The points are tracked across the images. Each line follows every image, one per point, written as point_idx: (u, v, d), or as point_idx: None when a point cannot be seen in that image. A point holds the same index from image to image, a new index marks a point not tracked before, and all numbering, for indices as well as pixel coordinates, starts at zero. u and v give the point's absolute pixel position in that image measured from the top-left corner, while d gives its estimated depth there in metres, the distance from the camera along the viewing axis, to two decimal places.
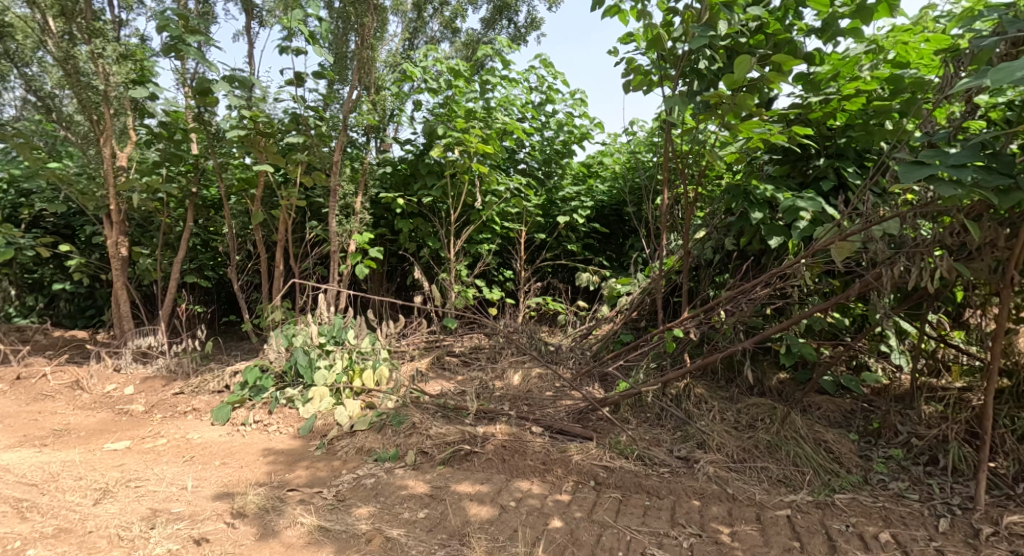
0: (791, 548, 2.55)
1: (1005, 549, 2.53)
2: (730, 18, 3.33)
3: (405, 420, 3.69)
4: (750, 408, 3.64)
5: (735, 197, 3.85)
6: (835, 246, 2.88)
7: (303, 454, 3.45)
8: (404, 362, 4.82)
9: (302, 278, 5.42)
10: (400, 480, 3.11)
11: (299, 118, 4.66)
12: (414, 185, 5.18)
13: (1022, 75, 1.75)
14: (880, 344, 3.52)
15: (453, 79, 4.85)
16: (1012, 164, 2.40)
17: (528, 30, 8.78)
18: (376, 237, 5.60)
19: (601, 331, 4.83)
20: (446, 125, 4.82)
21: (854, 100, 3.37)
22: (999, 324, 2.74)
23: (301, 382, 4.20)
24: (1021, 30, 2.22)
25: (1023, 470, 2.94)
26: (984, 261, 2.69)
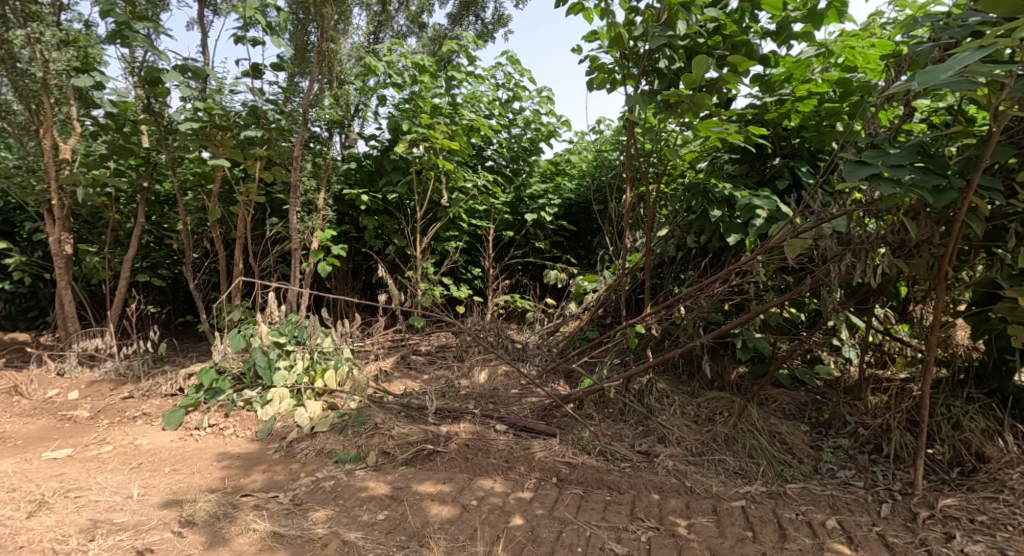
0: (744, 538, 2.62)
1: (941, 532, 2.64)
2: (688, 18, 3.39)
3: (367, 420, 3.65)
4: (710, 402, 3.72)
5: (695, 196, 3.92)
6: (787, 243, 2.97)
7: (261, 458, 3.38)
8: (368, 362, 4.77)
9: (262, 277, 5.30)
10: (361, 482, 3.07)
11: (258, 110, 4.52)
12: (379, 181, 5.09)
13: (945, 80, 1.80)
14: (832, 338, 3.64)
15: (419, 74, 4.78)
16: (946, 164, 2.50)
17: (495, 27, 8.75)
18: (339, 234, 5.51)
19: (568, 328, 4.88)
20: (411, 122, 4.76)
21: (806, 101, 3.48)
22: (938, 317, 2.86)
23: (260, 383, 4.11)
24: (954, 37, 2.33)
25: (958, 456, 3.08)
26: (923, 257, 2.81)
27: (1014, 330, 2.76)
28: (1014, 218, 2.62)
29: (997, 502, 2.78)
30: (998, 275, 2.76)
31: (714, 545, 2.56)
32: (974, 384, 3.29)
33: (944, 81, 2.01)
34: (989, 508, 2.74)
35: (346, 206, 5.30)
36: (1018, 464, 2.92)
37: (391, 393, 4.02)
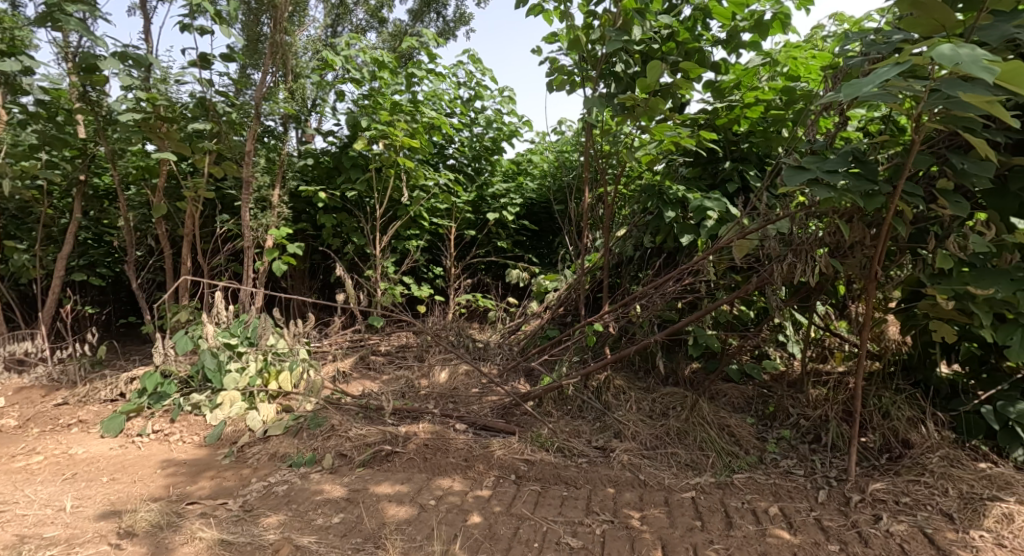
0: (694, 527, 2.71)
1: (871, 514, 2.80)
2: (643, 24, 3.49)
3: (322, 422, 3.61)
4: (664, 398, 3.81)
5: (650, 197, 4.03)
6: (735, 244, 3.12)
7: (209, 464, 3.30)
8: (325, 363, 4.70)
9: (211, 277, 5.16)
10: (316, 485, 3.04)
11: (207, 102, 4.33)
12: (336, 178, 5.02)
13: (867, 93, 1.91)
14: (778, 335, 3.89)
15: (378, 71, 4.71)
16: (876, 171, 2.65)
17: (457, 25, 8.73)
18: (296, 232, 5.40)
19: (529, 327, 4.92)
20: (370, 118, 4.70)
21: (753, 108, 3.63)
22: (868, 315, 3.01)
23: (210, 386, 4.01)
24: (879, 51, 2.47)
25: (888, 443, 3.27)
26: (856, 257, 2.96)
27: (935, 325, 2.97)
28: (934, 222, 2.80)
29: (920, 484, 2.96)
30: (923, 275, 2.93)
31: (665, 536, 2.64)
32: (904, 375, 3.50)
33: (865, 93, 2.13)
34: (913, 490, 2.92)
35: (302, 203, 5.20)
36: (938, 449, 3.12)
37: (348, 394, 3.98)
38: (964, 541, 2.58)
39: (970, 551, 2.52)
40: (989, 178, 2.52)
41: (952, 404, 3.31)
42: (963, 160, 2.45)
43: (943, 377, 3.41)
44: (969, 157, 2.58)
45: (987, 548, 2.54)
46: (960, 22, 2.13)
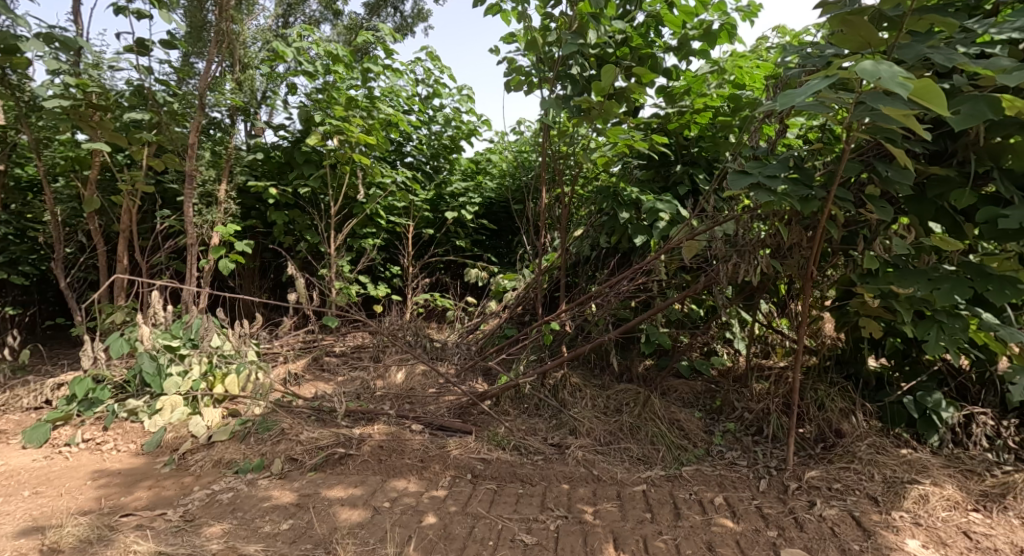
0: (644, 519, 2.79)
1: (807, 500, 2.94)
2: (598, 28, 3.53)
3: (272, 426, 3.54)
4: (619, 394, 3.89)
5: (605, 198, 4.12)
6: (686, 243, 3.23)
7: (147, 473, 3.19)
8: (276, 365, 4.59)
9: (149, 275, 4.97)
10: (264, 491, 2.99)
11: (145, 91, 4.21)
12: (289, 174, 4.91)
13: (798, 104, 2.04)
14: (725, 332, 4.04)
15: (332, 64, 4.64)
16: (812, 176, 2.78)
17: (414, 21, 8.67)
18: (245, 229, 5.25)
19: (487, 326, 4.93)
20: (324, 113, 4.61)
21: (703, 114, 3.74)
22: (805, 312, 3.15)
23: (147, 391, 3.89)
24: (815, 63, 2.61)
25: (823, 433, 3.45)
26: (795, 258, 3.10)
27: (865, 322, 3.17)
28: (864, 225, 2.97)
29: (851, 470, 3.12)
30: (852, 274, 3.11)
31: (617, 529, 2.71)
32: (838, 369, 3.69)
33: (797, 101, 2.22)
34: (844, 476, 3.08)
35: (251, 199, 5.06)
36: (867, 438, 3.30)
37: (300, 396, 3.91)
38: (887, 522, 2.75)
39: (893, 532, 2.69)
40: (910, 185, 2.68)
41: (878, 395, 3.53)
42: (887, 168, 2.64)
43: (871, 370, 3.61)
44: (893, 165, 2.73)
45: (908, 529, 2.72)
46: (882, 41, 2.27)
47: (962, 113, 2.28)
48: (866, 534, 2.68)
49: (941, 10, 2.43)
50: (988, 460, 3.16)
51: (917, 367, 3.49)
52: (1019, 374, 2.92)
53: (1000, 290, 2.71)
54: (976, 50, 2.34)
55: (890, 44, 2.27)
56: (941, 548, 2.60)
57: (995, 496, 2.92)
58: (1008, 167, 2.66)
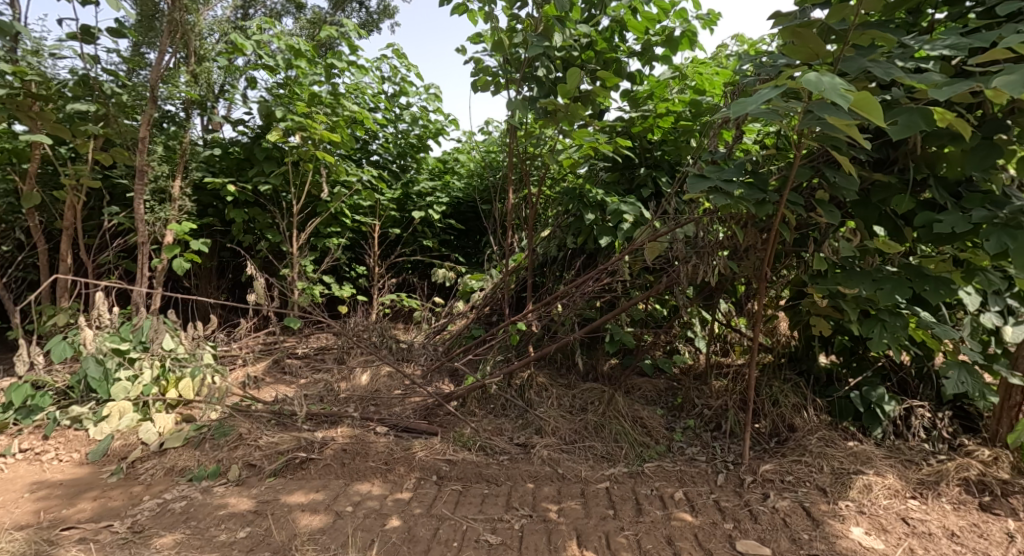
0: (606, 516, 2.83)
1: (761, 493, 3.04)
2: (563, 31, 3.60)
3: (230, 431, 3.46)
4: (584, 393, 3.94)
5: (571, 199, 4.17)
6: (648, 245, 3.33)
7: (93, 484, 3.09)
8: (235, 368, 4.49)
9: (97, 276, 4.80)
10: (219, 499, 2.93)
11: (90, 81, 4.03)
12: (248, 171, 4.80)
13: (751, 111, 2.10)
14: (687, 331, 4.12)
15: (294, 59, 4.55)
16: (766, 180, 2.87)
17: (380, 17, 8.59)
18: (202, 227, 5.11)
19: (455, 326, 4.92)
20: (285, 109, 4.54)
21: (665, 118, 3.84)
22: (760, 311, 3.26)
23: (94, 397, 3.75)
24: (768, 73, 2.71)
25: (776, 428, 3.56)
26: (751, 259, 3.21)
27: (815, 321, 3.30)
28: (815, 228, 3.09)
29: (803, 463, 3.23)
30: (802, 275, 3.23)
31: (580, 526, 2.74)
32: (791, 366, 3.81)
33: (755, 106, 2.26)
34: (796, 469, 3.19)
35: (209, 196, 4.93)
36: (818, 432, 3.43)
37: (259, 400, 3.83)
38: (835, 512, 2.87)
39: (838, 520, 2.80)
40: (854, 190, 2.81)
41: (828, 390, 3.64)
42: (835, 175, 2.76)
43: (822, 366, 3.74)
44: (839, 171, 2.85)
45: (853, 517, 2.83)
46: (829, 53, 2.39)
47: (899, 123, 2.40)
48: (815, 523, 2.79)
49: (882, 26, 2.56)
50: (926, 450, 3.32)
51: (863, 363, 3.63)
52: (953, 368, 3.08)
53: (936, 290, 2.85)
54: (911, 65, 2.46)
55: (837, 56, 2.39)
56: (882, 535, 2.72)
57: (932, 484, 3.07)
58: (942, 175, 2.82)
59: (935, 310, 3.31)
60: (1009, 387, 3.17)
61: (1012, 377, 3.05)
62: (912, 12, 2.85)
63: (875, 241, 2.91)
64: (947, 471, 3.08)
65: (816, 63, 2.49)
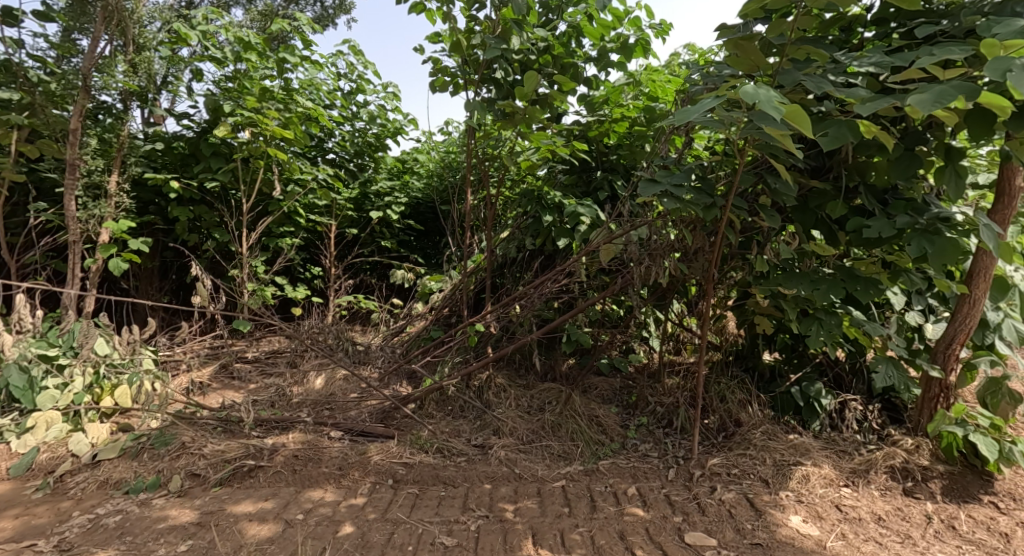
0: (562, 514, 2.87)
1: (709, 486, 3.14)
2: (520, 34, 3.64)
3: (172, 440, 3.35)
4: (541, 393, 3.98)
5: (529, 201, 4.22)
6: (603, 248, 3.45)
7: (16, 500, 2.94)
8: (178, 374, 4.33)
9: (23, 278, 4.55)
10: (159, 512, 2.83)
11: (13, 66, 3.88)
12: (194, 167, 4.62)
13: (693, 120, 2.23)
14: (642, 331, 4.15)
15: (243, 51, 4.41)
16: (712, 187, 2.99)
17: (336, 12, 8.43)
18: (142, 225, 4.90)
19: (414, 328, 4.87)
20: (234, 103, 4.41)
21: (620, 124, 3.93)
22: (707, 311, 3.37)
23: (17, 406, 3.58)
24: (714, 84, 2.83)
25: (723, 423, 3.68)
26: (700, 261, 3.32)
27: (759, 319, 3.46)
28: (757, 233, 3.22)
29: (748, 456, 3.36)
30: (747, 276, 3.36)
31: (536, 525, 2.77)
32: (738, 363, 3.95)
33: (698, 115, 2.36)
34: (741, 462, 3.31)
35: (150, 192, 4.73)
36: (762, 427, 3.56)
37: (205, 406, 3.71)
38: (776, 502, 2.99)
39: (779, 510, 2.93)
40: (793, 196, 2.94)
41: (771, 386, 3.81)
42: (775, 181, 2.88)
43: (766, 362, 3.89)
44: (779, 178, 2.98)
45: (792, 506, 2.96)
46: (768, 65, 2.52)
47: (829, 134, 2.51)
48: (757, 514, 2.90)
49: (818, 41, 2.69)
50: (858, 441, 3.48)
51: (804, 359, 3.79)
52: (881, 363, 3.30)
53: (866, 290, 3.02)
54: (842, 80, 2.58)
55: (775, 68, 2.52)
56: (818, 522, 2.86)
57: (863, 473, 3.24)
58: (872, 183, 3.00)
59: (865, 309, 3.51)
60: (928, 380, 3.35)
61: (932, 369, 3.24)
62: (844, 29, 3.01)
63: (811, 245, 3.06)
64: (875, 460, 3.25)
65: (756, 76, 2.61)
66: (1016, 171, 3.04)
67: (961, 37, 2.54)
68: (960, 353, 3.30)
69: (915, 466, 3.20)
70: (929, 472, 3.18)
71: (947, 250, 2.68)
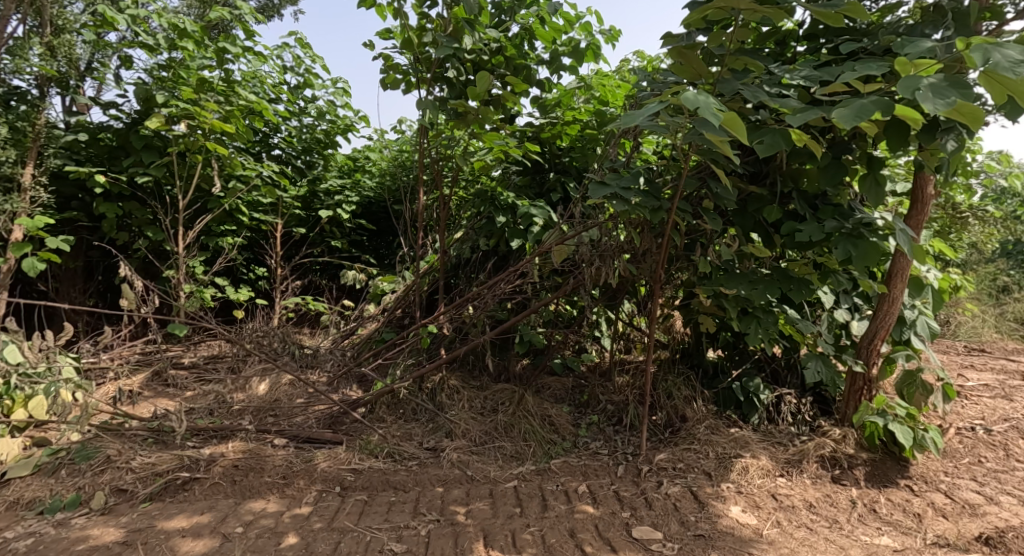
0: (513, 514, 2.90)
1: (656, 481, 3.23)
2: (472, 34, 3.60)
3: (95, 453, 3.20)
4: (495, 394, 4.00)
5: (483, 202, 4.24)
6: (555, 249, 3.50)
7: None
8: (104, 384, 4.12)
9: None
10: (79, 532, 2.70)
11: None
12: (123, 160, 4.41)
13: (637, 123, 2.30)
14: (594, 330, 4.22)
15: (178, 39, 4.23)
16: (658, 190, 3.07)
17: (282, 3, 8.22)
18: (64, 222, 4.64)
19: (365, 330, 4.79)
20: (169, 94, 4.26)
21: (572, 126, 3.99)
22: (653, 311, 3.46)
23: None
24: (659, 90, 2.91)
25: (670, 420, 3.78)
26: (648, 262, 3.40)
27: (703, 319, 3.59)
28: (702, 235, 3.33)
29: (692, 451, 3.47)
30: (692, 276, 3.47)
31: (488, 527, 2.78)
32: (685, 360, 4.06)
33: (643, 121, 2.42)
34: (686, 456, 3.42)
35: (73, 186, 4.50)
36: (707, 422, 3.67)
37: (134, 417, 3.57)
38: (718, 494, 3.10)
39: (720, 501, 3.04)
40: (733, 200, 3.07)
41: (715, 382, 3.94)
42: (716, 187, 2.99)
43: (710, 359, 4.02)
44: (721, 183, 3.11)
45: (732, 497, 3.08)
46: (710, 73, 2.62)
47: (764, 142, 2.63)
48: (700, 506, 3.01)
49: (755, 52, 2.81)
50: (792, 432, 3.65)
51: (744, 355, 3.95)
52: (812, 359, 3.50)
53: (799, 290, 3.18)
54: (776, 91, 2.69)
55: (716, 77, 2.61)
56: (756, 512, 2.98)
57: (796, 462, 3.40)
58: (804, 189, 3.17)
59: (799, 308, 3.68)
60: (852, 374, 3.53)
61: (856, 364, 3.41)
62: (779, 43, 3.17)
63: (749, 247, 3.20)
64: (808, 450, 3.42)
65: (699, 84, 2.70)
66: (929, 179, 3.25)
67: (879, 54, 2.73)
68: (882, 348, 3.50)
69: (843, 454, 3.39)
70: (854, 460, 3.37)
71: (870, 252, 2.85)
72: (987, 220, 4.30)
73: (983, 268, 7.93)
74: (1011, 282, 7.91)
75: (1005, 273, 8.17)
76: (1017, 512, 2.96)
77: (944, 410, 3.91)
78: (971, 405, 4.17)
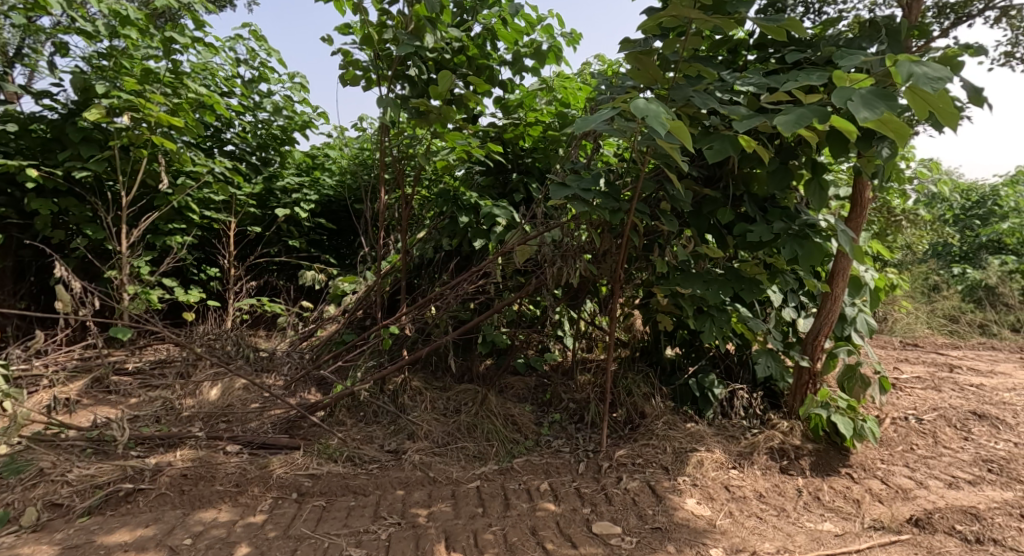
0: (475, 515, 2.90)
1: (616, 477, 3.29)
2: (434, 33, 3.58)
3: (27, 466, 3.04)
4: (457, 395, 3.99)
5: (446, 202, 4.24)
6: (518, 249, 3.54)
7: None
8: (37, 392, 3.92)
9: None
10: (10, 551, 2.57)
11: None
12: (59, 153, 4.20)
13: (592, 126, 2.35)
14: (557, 330, 4.25)
15: (121, 27, 4.06)
16: (617, 192, 3.13)
17: None
18: None
19: (325, 331, 4.71)
20: (110, 84, 4.08)
21: (534, 127, 4.02)
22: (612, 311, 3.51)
23: None
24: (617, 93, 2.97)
25: (629, 417, 3.85)
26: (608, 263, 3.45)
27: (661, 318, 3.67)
28: (659, 237, 3.40)
29: (651, 446, 3.54)
30: (650, 277, 3.55)
31: (449, 528, 2.78)
32: (644, 358, 4.14)
33: (599, 125, 2.47)
34: (645, 452, 3.49)
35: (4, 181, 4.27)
36: (664, 418, 3.75)
37: (72, 427, 3.41)
38: (674, 488, 3.18)
39: (676, 494, 3.12)
40: (687, 203, 3.15)
41: (673, 379, 4.03)
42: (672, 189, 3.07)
43: (667, 357, 4.11)
44: (676, 186, 3.18)
45: (687, 490, 3.16)
46: (665, 79, 2.70)
47: (714, 148, 2.71)
48: (658, 499, 3.08)
49: (708, 60, 2.90)
50: (744, 426, 3.77)
51: (700, 353, 4.05)
52: (762, 355, 3.64)
53: (750, 289, 3.29)
54: (727, 97, 2.80)
55: (671, 83, 2.69)
56: (710, 504, 3.06)
57: (748, 455, 3.51)
58: (754, 192, 3.28)
59: (750, 307, 3.81)
60: (799, 370, 3.66)
61: (802, 359, 3.54)
62: (731, 51, 3.27)
63: (704, 248, 3.30)
64: (758, 442, 3.53)
65: (655, 89, 2.77)
66: (867, 183, 3.41)
67: (822, 64, 2.84)
68: (826, 344, 3.65)
69: (790, 446, 3.51)
70: (801, 451, 3.50)
71: (814, 253, 2.98)
72: (922, 222, 4.53)
73: (916, 268, 8.32)
74: (940, 281, 8.31)
75: (935, 273, 8.59)
76: (944, 495, 3.14)
77: (882, 401, 4.11)
78: (909, 397, 4.39)
